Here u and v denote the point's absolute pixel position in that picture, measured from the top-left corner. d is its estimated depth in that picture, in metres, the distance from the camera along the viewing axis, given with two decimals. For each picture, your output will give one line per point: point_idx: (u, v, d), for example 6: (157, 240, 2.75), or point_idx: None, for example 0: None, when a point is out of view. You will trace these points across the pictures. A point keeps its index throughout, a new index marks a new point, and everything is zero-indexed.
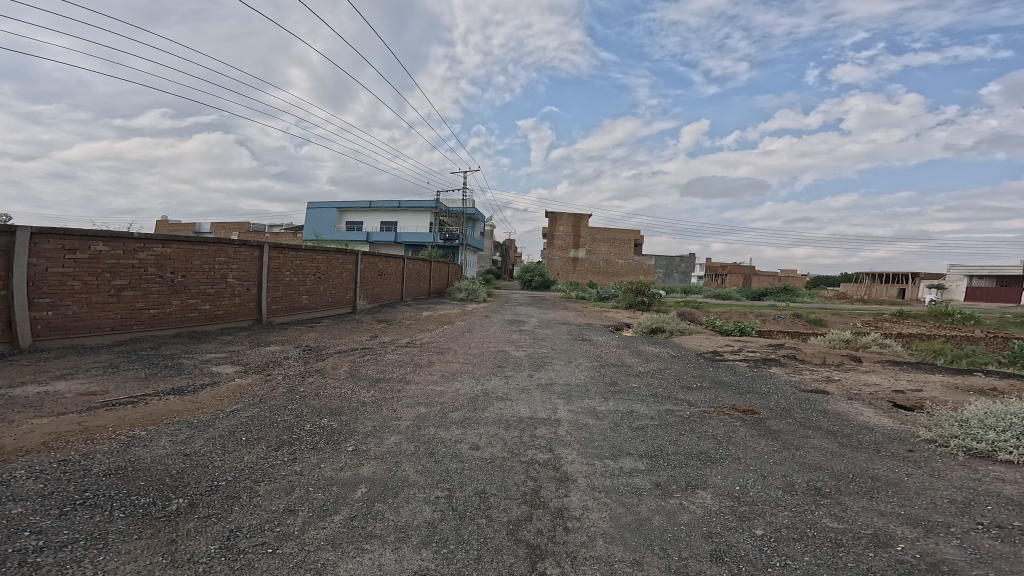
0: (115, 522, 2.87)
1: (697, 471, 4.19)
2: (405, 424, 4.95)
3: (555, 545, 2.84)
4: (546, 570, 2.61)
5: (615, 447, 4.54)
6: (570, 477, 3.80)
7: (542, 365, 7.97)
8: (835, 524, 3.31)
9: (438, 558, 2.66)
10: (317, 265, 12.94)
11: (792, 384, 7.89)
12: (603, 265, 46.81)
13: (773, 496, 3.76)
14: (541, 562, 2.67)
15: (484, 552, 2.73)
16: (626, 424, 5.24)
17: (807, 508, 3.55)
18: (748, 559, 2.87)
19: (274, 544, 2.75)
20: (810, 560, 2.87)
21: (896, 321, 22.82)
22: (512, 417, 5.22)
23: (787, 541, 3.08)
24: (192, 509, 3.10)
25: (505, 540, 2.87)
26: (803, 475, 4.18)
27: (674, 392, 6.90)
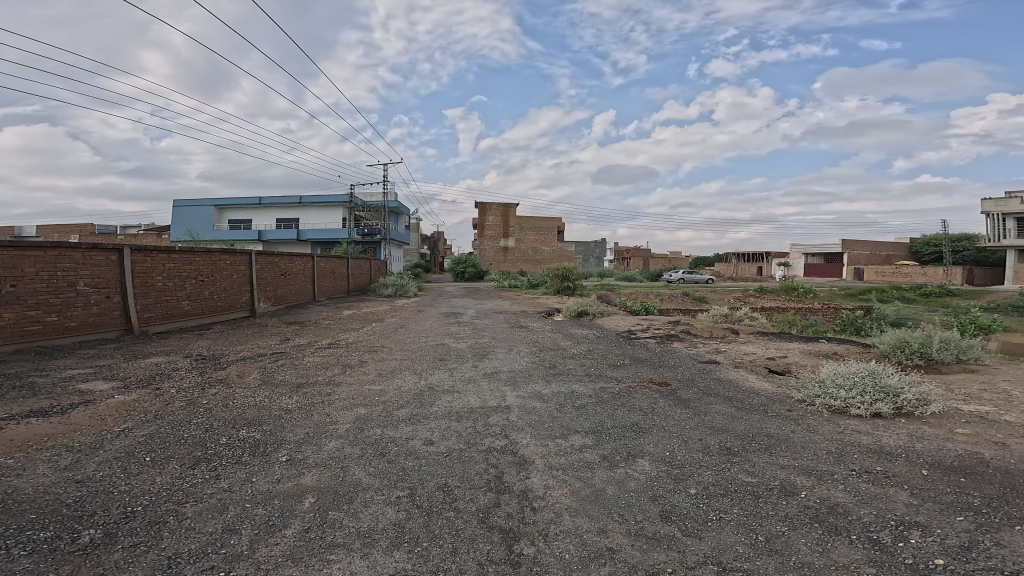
0: (16, 562, 2.47)
1: (634, 442, 4.46)
2: (344, 427, 4.71)
3: (527, 526, 2.90)
4: (523, 551, 2.66)
5: (563, 427, 4.70)
6: (528, 460, 3.88)
7: (486, 355, 7.99)
8: (750, 478, 3.73)
9: (414, 557, 2.60)
10: (197, 268, 11.70)
11: (691, 356, 8.69)
12: (530, 254, 47.70)
13: (699, 458, 4.13)
14: (517, 544, 2.72)
15: (459, 544, 2.72)
16: (569, 404, 5.44)
17: (725, 466, 3.96)
18: (691, 516, 3.13)
19: (225, 566, 2.52)
20: (740, 512, 3.20)
21: (761, 296, 25.86)
22: (462, 409, 5.19)
23: (717, 497, 3.42)
24: (111, 539, 2.74)
25: (478, 528, 2.87)
26: (718, 437, 4.64)
27: (603, 369, 7.30)
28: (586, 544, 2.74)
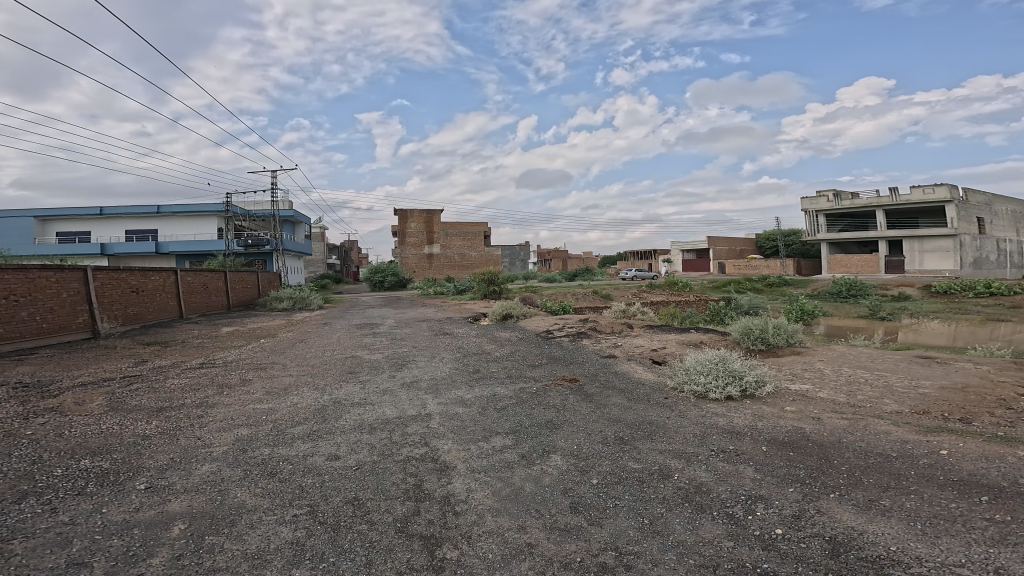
0: None
1: (547, 438, 4.77)
2: (220, 450, 4.47)
3: (449, 530, 3.05)
4: (446, 556, 2.81)
5: (485, 430, 4.89)
6: (450, 465, 4.01)
7: (405, 364, 7.95)
8: (637, 464, 4.18)
9: (318, 572, 2.64)
10: (10, 286, 9.31)
11: (596, 351, 9.31)
12: (457, 259, 47.07)
13: (597, 449, 4.52)
14: (440, 549, 2.86)
15: (374, 555, 2.80)
16: (492, 407, 5.63)
17: (618, 455, 4.39)
18: (594, 505, 3.47)
19: None
20: (632, 497, 3.59)
21: (651, 290, 27.74)
22: (377, 420, 5.19)
23: (614, 484, 3.80)
24: None
25: (395, 538, 2.96)
26: (613, 427, 5.10)
27: (523, 370, 7.60)
28: (507, 542, 2.94)
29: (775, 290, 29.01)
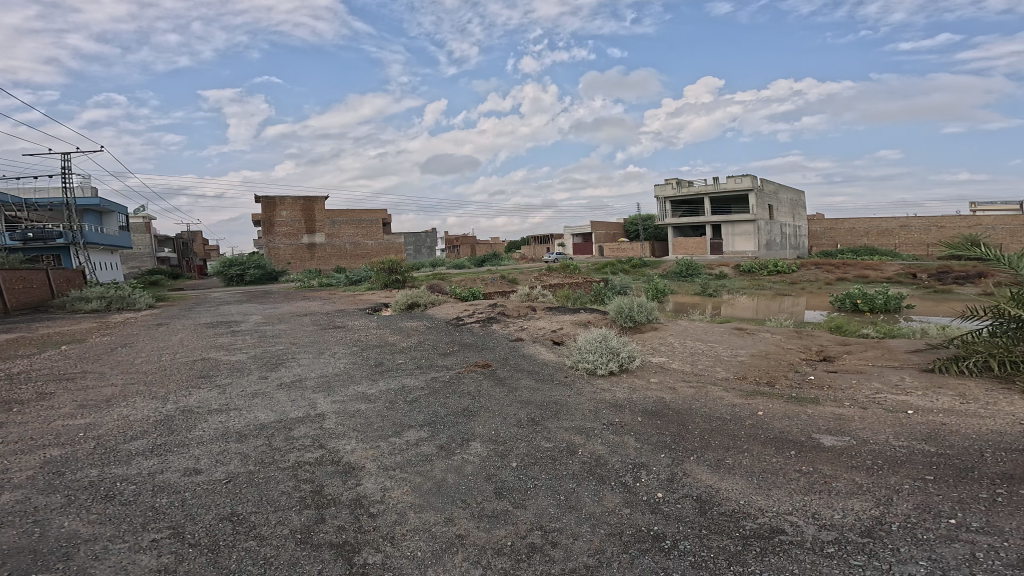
0: None
1: (465, 426, 4.69)
2: (21, 476, 3.61)
3: (366, 534, 2.85)
4: (367, 560, 2.62)
5: (396, 424, 4.67)
6: (357, 466, 3.76)
7: (281, 363, 7.27)
8: (549, 443, 4.26)
9: None
10: None
11: (506, 335, 9.44)
12: (349, 248, 44.69)
13: (513, 433, 4.51)
14: (358, 555, 2.66)
15: (277, 572, 2.52)
16: (401, 400, 5.41)
17: (532, 436, 4.43)
18: (518, 488, 3.46)
19: None
20: (547, 476, 3.63)
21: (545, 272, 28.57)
22: (247, 427, 4.67)
23: (532, 466, 3.82)
24: None
25: (299, 550, 2.70)
26: (526, 410, 5.15)
27: (434, 359, 7.41)
28: (437, 536, 2.83)
29: (636, 271, 30.42)
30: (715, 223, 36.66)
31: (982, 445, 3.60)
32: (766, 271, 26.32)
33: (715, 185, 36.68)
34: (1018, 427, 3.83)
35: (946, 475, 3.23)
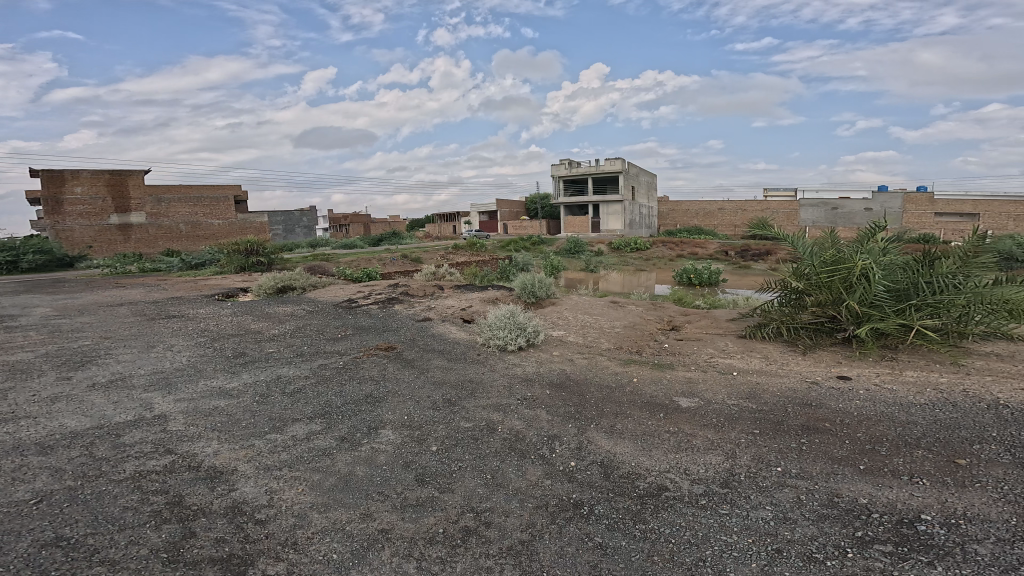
0: None
1: (371, 414, 3.84)
2: None
3: (256, 543, 2.23)
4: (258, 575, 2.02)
5: (278, 419, 3.80)
6: (228, 469, 2.95)
7: (90, 361, 5.72)
8: (467, 422, 3.43)
9: None
10: None
11: (411, 317, 8.69)
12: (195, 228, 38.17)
13: (430, 416, 3.66)
14: (250, 569, 2.06)
15: None
16: (277, 393, 4.50)
17: (450, 416, 3.60)
18: (441, 472, 2.76)
19: None
20: (471, 458, 2.88)
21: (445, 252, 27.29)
22: (44, 436, 3.47)
23: (454, 447, 3.06)
24: None
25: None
26: (442, 390, 4.26)
27: (320, 347, 6.64)
28: (352, 537, 2.24)
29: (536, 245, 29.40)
30: (591, 203, 36.25)
31: (785, 401, 3.40)
32: (631, 249, 24.91)
33: (596, 166, 36.13)
34: (806, 383, 3.75)
35: (768, 427, 2.99)
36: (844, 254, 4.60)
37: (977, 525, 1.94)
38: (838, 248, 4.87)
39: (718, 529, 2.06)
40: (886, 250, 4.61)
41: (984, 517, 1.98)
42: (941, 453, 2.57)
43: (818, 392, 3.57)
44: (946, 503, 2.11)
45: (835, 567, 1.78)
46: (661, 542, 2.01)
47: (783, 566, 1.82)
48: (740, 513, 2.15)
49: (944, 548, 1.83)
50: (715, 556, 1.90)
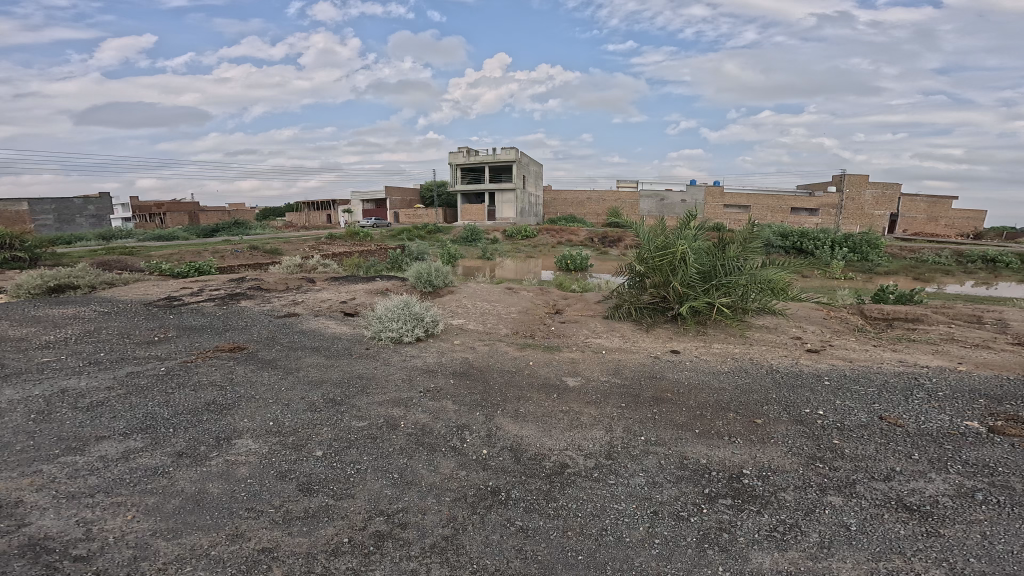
0: None
1: (220, 422, 2.93)
2: None
3: None
4: None
5: (73, 439, 2.71)
6: (11, 501, 2.08)
7: None
8: (359, 421, 2.93)
9: None
10: None
11: (267, 313, 6.16)
12: None
13: (305, 420, 2.96)
14: None
15: None
16: (66, 408, 3.14)
17: (334, 417, 2.99)
18: (333, 478, 2.33)
19: None
20: (370, 457, 2.52)
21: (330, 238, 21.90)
22: None
23: (345, 449, 2.60)
24: None
25: None
26: (319, 390, 3.45)
27: (128, 352, 4.48)
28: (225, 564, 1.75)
29: (433, 235, 27.05)
30: (485, 189, 36.16)
31: (639, 375, 3.82)
32: (519, 237, 25.38)
33: (491, 154, 36.45)
34: (651, 359, 4.20)
35: (631, 400, 3.32)
36: (669, 240, 5.11)
37: (780, 475, 2.37)
38: (665, 233, 5.36)
39: (611, 498, 2.24)
40: (697, 237, 5.27)
41: (782, 468, 2.43)
42: (744, 415, 3.07)
43: (660, 364, 4.07)
44: (759, 458, 2.53)
45: (696, 524, 2.04)
46: (572, 517, 2.11)
47: (664, 526, 2.04)
48: (625, 482, 2.37)
49: (763, 497, 2.21)
50: (606, 528, 2.05)
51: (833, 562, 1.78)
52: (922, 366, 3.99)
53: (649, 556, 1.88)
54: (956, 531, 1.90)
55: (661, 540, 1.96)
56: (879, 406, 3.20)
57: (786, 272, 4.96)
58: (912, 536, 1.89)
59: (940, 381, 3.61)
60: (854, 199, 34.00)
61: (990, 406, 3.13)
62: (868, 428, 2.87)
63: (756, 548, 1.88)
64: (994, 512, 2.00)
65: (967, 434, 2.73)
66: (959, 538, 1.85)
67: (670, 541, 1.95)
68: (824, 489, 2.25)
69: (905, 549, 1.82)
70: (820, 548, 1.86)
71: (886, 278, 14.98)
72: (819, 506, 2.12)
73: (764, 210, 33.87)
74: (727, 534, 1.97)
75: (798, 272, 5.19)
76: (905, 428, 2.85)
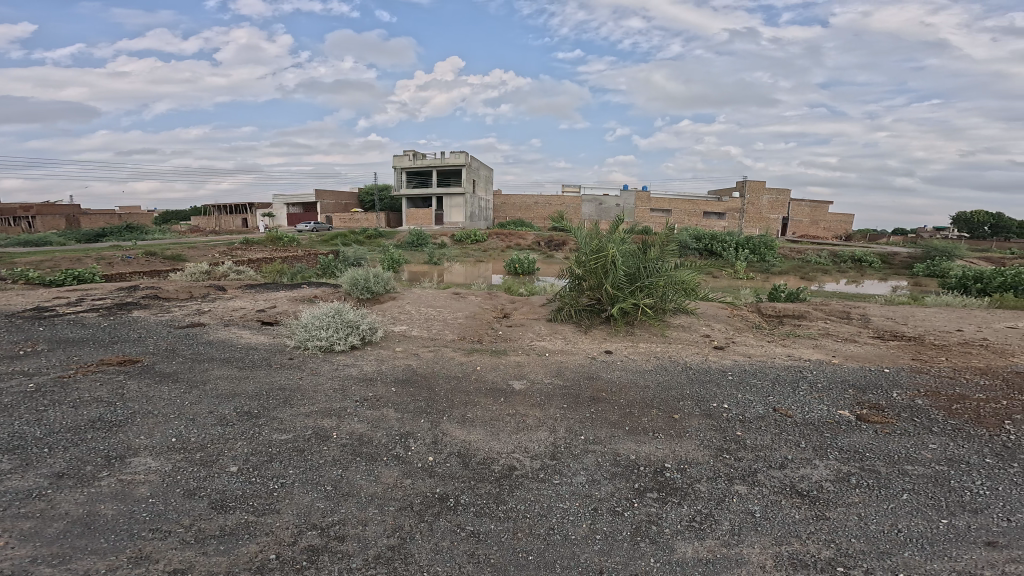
0: None
1: (109, 440, 2.63)
2: None
3: None
4: None
5: None
6: None
7: None
8: (282, 435, 2.77)
9: None
10: None
11: (163, 323, 5.34)
12: None
13: (215, 435, 2.73)
14: None
15: None
16: None
17: (250, 431, 2.79)
18: (252, 493, 2.20)
19: None
20: (296, 470, 2.42)
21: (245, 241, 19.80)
22: None
23: (265, 463, 2.46)
24: None
25: None
26: (230, 403, 3.18)
27: None
28: None
29: (373, 241, 25.91)
30: (432, 192, 35.82)
31: (578, 376, 3.91)
32: (467, 241, 25.36)
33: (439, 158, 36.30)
34: (587, 360, 4.34)
35: (572, 401, 3.39)
36: (602, 244, 5.26)
37: (696, 467, 2.50)
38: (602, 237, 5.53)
39: (556, 498, 2.28)
40: (625, 240, 5.48)
41: (695, 460, 2.57)
42: (663, 411, 3.21)
43: (595, 365, 4.18)
44: (676, 452, 2.67)
45: (629, 517, 2.12)
46: (521, 518, 2.13)
47: (604, 522, 2.09)
48: (568, 481, 2.41)
49: (683, 489, 2.32)
50: (548, 530, 2.05)
51: (743, 547, 1.91)
52: (805, 359, 4.42)
53: (593, 552, 1.92)
54: (840, 514, 2.10)
55: (602, 536, 2.01)
56: (773, 398, 3.46)
57: (696, 273, 5.44)
58: (805, 520, 2.06)
59: (819, 373, 3.98)
60: (753, 203, 36.51)
61: (858, 396, 3.49)
62: (764, 419, 3.09)
63: (680, 538, 1.97)
64: (866, 495, 2.24)
65: (841, 422, 3.03)
66: (842, 521, 2.05)
67: (609, 536, 2.01)
68: (731, 479, 2.40)
69: (801, 532, 1.98)
70: (731, 535, 1.99)
71: (781, 277, 16.57)
72: (729, 495, 2.26)
73: (685, 214, 36.54)
74: (655, 526, 2.06)
75: (703, 273, 5.65)
76: (793, 418, 3.11)
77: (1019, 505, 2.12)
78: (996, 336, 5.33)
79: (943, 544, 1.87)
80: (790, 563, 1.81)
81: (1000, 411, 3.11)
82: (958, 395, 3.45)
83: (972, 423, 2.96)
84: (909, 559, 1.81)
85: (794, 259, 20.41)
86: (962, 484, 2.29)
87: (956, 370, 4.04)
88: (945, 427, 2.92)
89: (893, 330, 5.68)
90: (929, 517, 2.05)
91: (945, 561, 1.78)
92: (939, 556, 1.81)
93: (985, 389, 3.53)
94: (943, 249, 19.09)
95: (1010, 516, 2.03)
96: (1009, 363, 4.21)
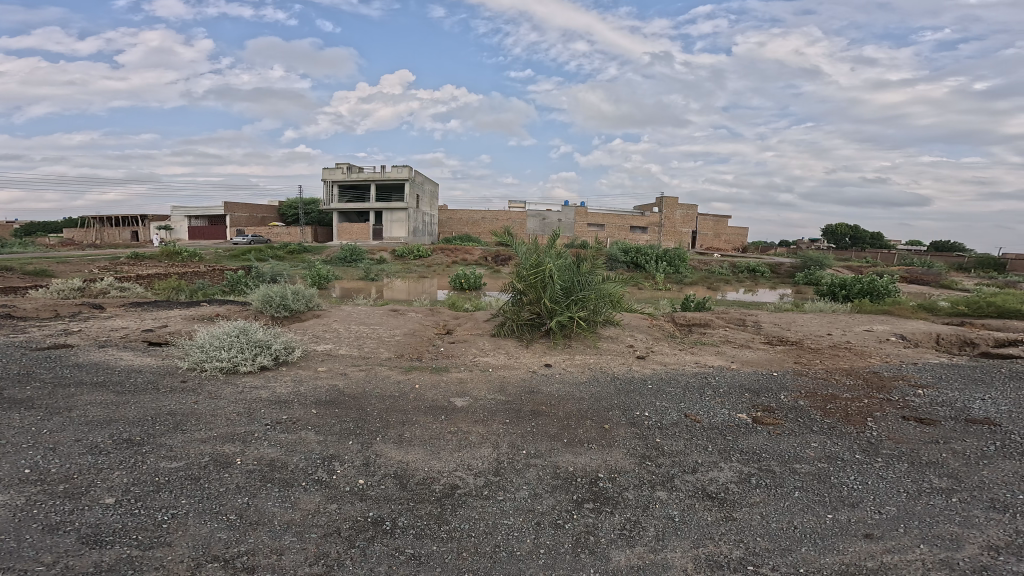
0: None
1: None
2: None
3: None
4: None
5: None
6: None
7: None
8: (172, 463, 2.56)
9: None
10: None
11: (18, 345, 4.80)
12: None
13: (85, 465, 2.47)
14: None
15: None
16: None
17: (130, 461, 2.56)
18: (134, 528, 2.01)
19: None
20: (190, 499, 2.24)
21: (135, 257, 18.09)
22: None
23: (151, 494, 2.26)
24: None
25: None
26: (106, 430, 2.91)
27: None
28: None
29: (297, 256, 24.73)
30: (370, 207, 35.11)
31: (518, 391, 3.89)
32: (411, 256, 25.02)
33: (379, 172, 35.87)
34: (527, 374, 4.35)
35: (512, 416, 3.38)
36: (541, 259, 5.40)
37: (624, 476, 2.55)
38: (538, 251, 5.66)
39: (499, 515, 2.24)
40: (561, 254, 5.63)
41: (620, 469, 2.62)
42: (595, 422, 3.25)
43: (535, 378, 4.22)
44: (606, 462, 2.70)
45: (569, 530, 2.11)
46: (463, 538, 2.07)
47: (545, 536, 2.08)
48: (510, 497, 2.38)
49: (614, 498, 2.35)
50: (489, 551, 1.99)
51: (667, 552, 1.95)
52: (710, 366, 4.64)
53: (535, 567, 1.90)
54: (745, 514, 2.20)
55: (543, 551, 1.99)
56: (685, 404, 3.59)
57: (621, 286, 5.68)
58: (716, 522, 2.14)
59: (722, 379, 4.19)
60: (669, 218, 38.45)
61: (753, 399, 3.69)
62: (677, 426, 3.19)
63: (613, 547, 1.99)
64: (766, 494, 2.36)
65: (741, 425, 3.19)
66: (748, 520, 2.15)
67: (550, 550, 1.99)
68: (653, 485, 2.45)
69: (714, 535, 2.05)
70: (657, 540, 2.03)
71: (692, 287, 17.52)
72: (652, 502, 2.31)
73: (613, 229, 37.86)
74: (592, 537, 2.06)
75: (627, 286, 5.94)
76: (701, 423, 3.23)
77: (888, 497, 2.30)
78: (858, 338, 5.85)
79: (832, 538, 2.00)
80: (707, 566, 1.87)
81: (864, 409, 3.41)
82: (833, 395, 3.75)
83: (845, 421, 3.22)
84: (807, 554, 1.91)
85: (701, 270, 21.52)
86: (842, 480, 2.46)
87: (828, 371, 4.39)
88: (824, 426, 3.15)
89: (780, 335, 6.13)
90: (818, 513, 2.19)
91: (837, 555, 1.90)
92: (831, 550, 1.92)
93: (853, 389, 3.86)
94: (818, 260, 20.28)
95: (882, 508, 2.20)
96: (869, 363, 4.70)
